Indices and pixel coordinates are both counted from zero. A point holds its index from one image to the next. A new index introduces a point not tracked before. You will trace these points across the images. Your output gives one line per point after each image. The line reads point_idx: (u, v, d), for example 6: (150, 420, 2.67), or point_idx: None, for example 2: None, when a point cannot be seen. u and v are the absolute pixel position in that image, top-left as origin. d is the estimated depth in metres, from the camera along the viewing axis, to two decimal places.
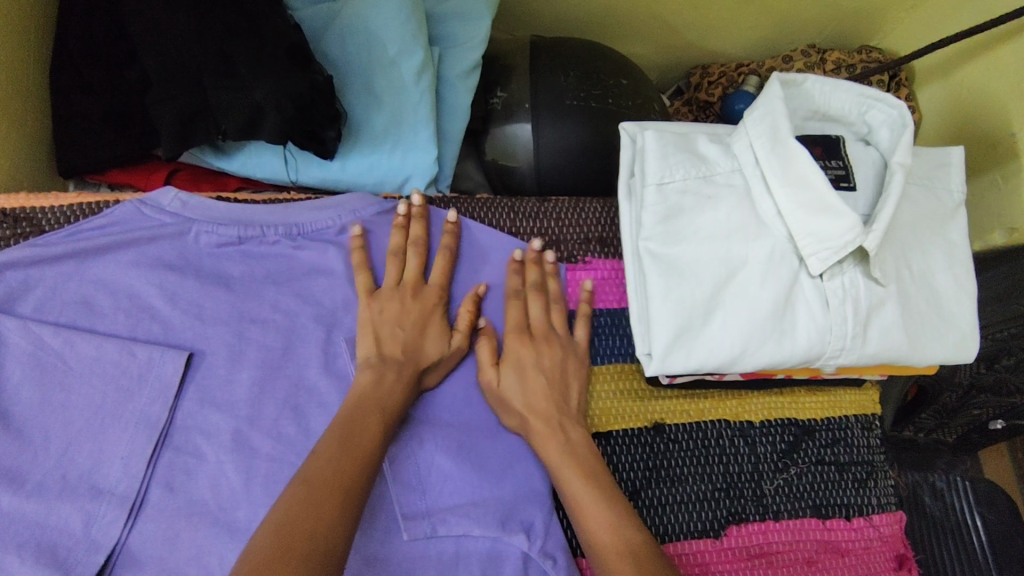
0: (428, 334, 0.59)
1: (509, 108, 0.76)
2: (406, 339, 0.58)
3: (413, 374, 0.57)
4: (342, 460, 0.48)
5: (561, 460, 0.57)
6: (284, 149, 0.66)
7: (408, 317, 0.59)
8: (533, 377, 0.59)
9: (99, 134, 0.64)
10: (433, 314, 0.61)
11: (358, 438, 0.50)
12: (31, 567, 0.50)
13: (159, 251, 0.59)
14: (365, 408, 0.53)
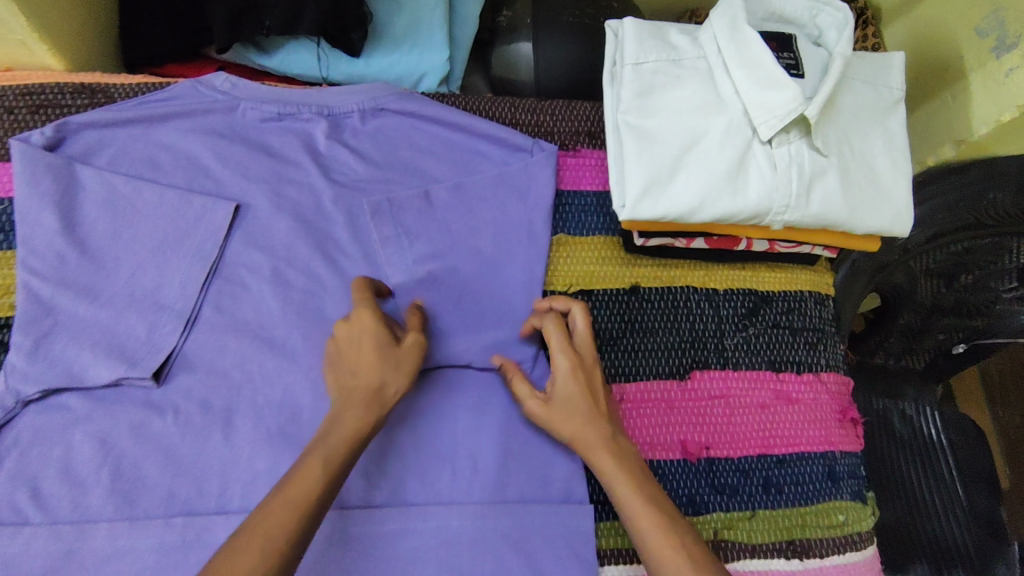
0: (366, 346, 0.58)
1: (513, 24, 0.86)
2: (348, 357, 0.59)
3: (365, 392, 0.57)
4: (280, 506, 0.50)
5: (617, 476, 0.59)
6: (317, 47, 0.78)
7: (355, 340, 0.59)
8: (580, 392, 0.62)
9: (159, 28, 0.76)
10: (374, 328, 0.59)
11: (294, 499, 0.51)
12: (105, 359, 0.61)
13: (212, 121, 0.70)
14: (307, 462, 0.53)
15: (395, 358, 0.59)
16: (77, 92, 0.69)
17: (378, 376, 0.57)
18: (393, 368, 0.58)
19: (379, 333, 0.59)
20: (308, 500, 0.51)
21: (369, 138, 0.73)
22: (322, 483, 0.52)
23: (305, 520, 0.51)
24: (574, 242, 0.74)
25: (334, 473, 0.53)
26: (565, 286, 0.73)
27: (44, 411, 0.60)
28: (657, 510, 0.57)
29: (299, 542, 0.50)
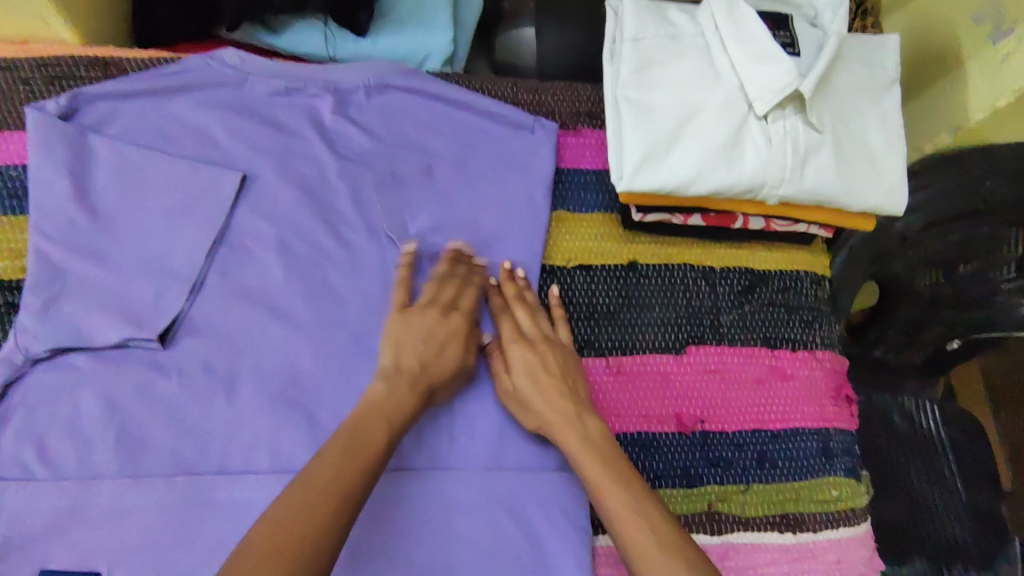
0: (447, 351, 0.64)
1: (516, 10, 0.88)
2: (422, 355, 0.62)
3: (422, 391, 0.61)
4: (343, 462, 0.53)
5: (586, 457, 0.59)
6: (324, 27, 0.80)
7: (444, 341, 0.64)
8: (544, 380, 0.64)
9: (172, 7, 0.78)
10: (456, 335, 0.65)
11: (360, 449, 0.54)
12: (112, 320, 0.63)
13: (221, 95, 0.72)
14: (369, 424, 0.56)
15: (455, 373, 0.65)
16: (92, 66, 0.71)
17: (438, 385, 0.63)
18: (446, 386, 0.65)
19: (463, 341, 0.66)
20: (372, 451, 0.55)
21: (374, 114, 0.75)
22: (384, 446, 0.56)
23: (366, 472, 0.53)
24: (573, 219, 0.75)
25: (393, 438, 0.57)
26: (564, 260, 0.73)
27: (52, 371, 0.62)
28: (625, 491, 0.56)
29: (365, 492, 0.53)
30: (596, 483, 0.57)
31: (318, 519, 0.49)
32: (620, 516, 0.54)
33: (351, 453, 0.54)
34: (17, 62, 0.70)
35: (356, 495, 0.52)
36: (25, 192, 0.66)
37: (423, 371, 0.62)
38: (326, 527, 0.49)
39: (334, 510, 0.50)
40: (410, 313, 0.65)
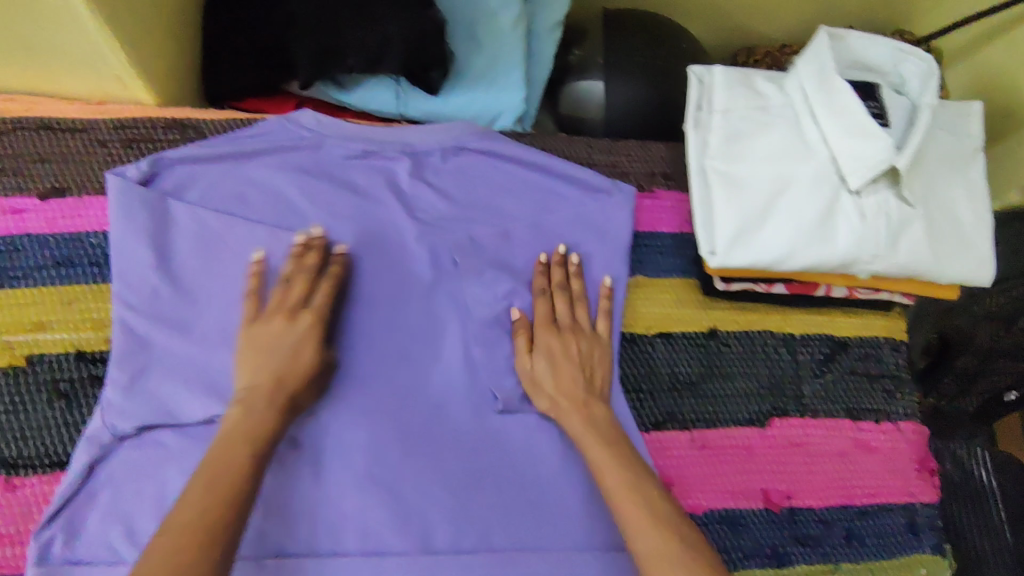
0: (296, 358, 0.61)
1: (584, 64, 0.86)
2: (280, 368, 0.60)
3: (285, 405, 0.59)
4: (212, 500, 0.51)
5: (590, 441, 0.62)
6: (396, 84, 0.79)
7: (291, 351, 0.61)
8: (563, 365, 0.66)
9: (245, 65, 0.77)
10: (306, 334, 0.62)
11: (222, 479, 0.52)
12: (198, 396, 0.62)
13: (298, 158, 0.71)
14: (232, 446, 0.55)
15: (313, 374, 0.62)
16: (169, 128, 0.70)
17: (296, 390, 0.61)
18: (305, 387, 0.62)
19: (309, 342, 0.62)
20: (234, 476, 0.53)
21: (450, 176, 0.74)
22: (248, 466, 0.54)
23: (240, 503, 0.52)
24: (653, 284, 0.74)
25: (257, 457, 0.55)
26: (644, 328, 0.72)
27: (138, 448, 0.61)
28: (621, 467, 0.59)
29: (235, 524, 0.51)
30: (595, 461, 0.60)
31: (197, 560, 0.47)
32: (618, 491, 0.57)
33: (199, 478, 0.52)
34: (92, 124, 0.69)
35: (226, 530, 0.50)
36: (108, 260, 0.66)
37: (286, 380, 0.60)
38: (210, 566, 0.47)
39: (212, 549, 0.48)
40: (264, 321, 0.62)
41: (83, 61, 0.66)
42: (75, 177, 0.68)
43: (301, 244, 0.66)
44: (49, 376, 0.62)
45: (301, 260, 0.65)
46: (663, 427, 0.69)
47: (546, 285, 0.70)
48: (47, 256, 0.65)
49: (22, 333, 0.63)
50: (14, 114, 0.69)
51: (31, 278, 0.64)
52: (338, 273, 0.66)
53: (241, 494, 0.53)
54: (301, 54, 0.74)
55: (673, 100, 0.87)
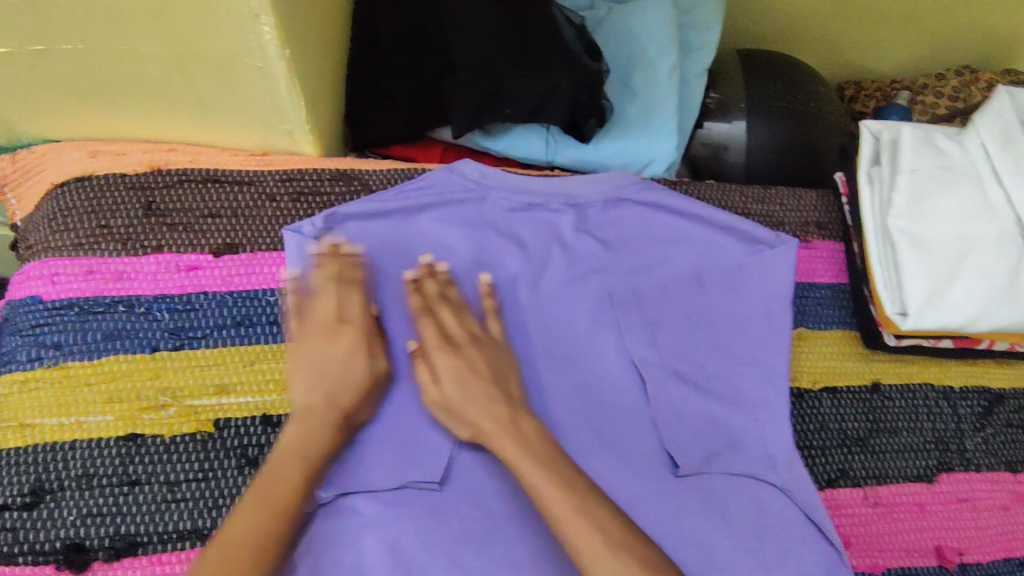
0: (348, 368, 0.60)
1: (725, 107, 0.86)
2: (437, 389, 0.61)
3: (337, 420, 0.59)
4: (260, 516, 0.52)
5: (530, 466, 0.56)
6: (546, 131, 0.78)
7: (340, 363, 0.61)
8: (473, 382, 0.61)
9: (397, 111, 0.77)
10: (354, 349, 0.61)
11: (273, 493, 0.54)
12: None
13: (464, 211, 0.71)
14: (289, 464, 0.56)
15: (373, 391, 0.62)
16: (335, 180, 0.70)
17: (354, 411, 0.60)
18: (369, 402, 0.62)
19: (365, 361, 0.62)
20: (288, 493, 0.54)
21: (614, 227, 0.73)
22: (301, 480, 0.55)
23: (275, 526, 0.52)
24: (817, 337, 0.73)
25: (311, 474, 0.56)
26: (810, 382, 0.72)
27: (333, 515, 0.60)
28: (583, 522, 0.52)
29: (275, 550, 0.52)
30: (543, 497, 0.54)
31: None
32: (567, 523, 0.52)
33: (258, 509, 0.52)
34: (259, 177, 0.68)
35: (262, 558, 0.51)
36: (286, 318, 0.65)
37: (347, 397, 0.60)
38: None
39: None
40: (303, 334, 0.61)
41: (260, 117, 0.65)
42: (247, 231, 0.67)
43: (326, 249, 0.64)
44: (237, 441, 0.61)
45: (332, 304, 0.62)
46: (837, 484, 0.70)
47: (423, 304, 0.65)
48: (226, 315, 0.64)
49: (206, 397, 0.61)
50: (181, 166, 0.68)
51: (210, 338, 0.63)
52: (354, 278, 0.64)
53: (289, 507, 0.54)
54: (458, 102, 0.72)
55: (813, 147, 0.87)
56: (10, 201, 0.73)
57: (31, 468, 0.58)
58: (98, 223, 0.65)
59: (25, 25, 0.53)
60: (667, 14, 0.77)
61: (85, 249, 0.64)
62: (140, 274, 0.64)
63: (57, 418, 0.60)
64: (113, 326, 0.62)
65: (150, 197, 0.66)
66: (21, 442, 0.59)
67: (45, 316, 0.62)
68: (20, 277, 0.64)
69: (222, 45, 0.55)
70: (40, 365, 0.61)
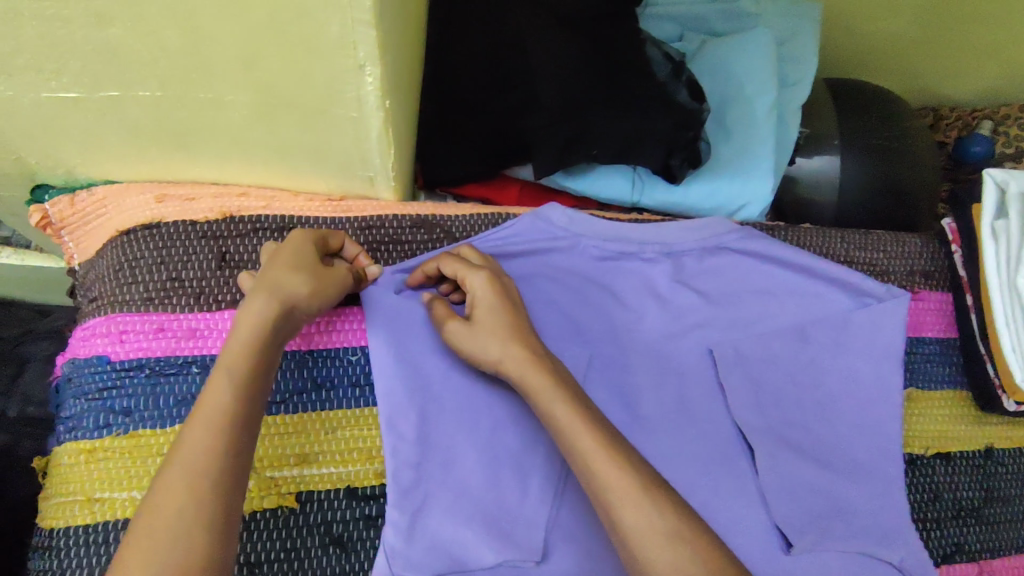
0: (295, 255, 0.54)
1: (816, 142, 0.81)
2: (274, 263, 0.54)
3: (278, 293, 0.52)
4: (211, 408, 0.47)
5: (579, 428, 0.49)
6: (633, 172, 0.73)
7: (276, 248, 0.55)
8: (492, 325, 0.56)
9: (472, 150, 0.71)
10: (308, 243, 0.56)
11: (228, 376, 0.48)
12: (482, 538, 0.56)
13: (555, 260, 0.66)
14: (240, 341, 0.50)
15: (311, 268, 0.54)
16: (417, 227, 0.66)
17: (278, 275, 0.53)
18: (303, 272, 0.54)
19: (299, 241, 0.56)
20: (241, 375, 0.48)
21: (713, 279, 0.68)
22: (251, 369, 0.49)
23: (230, 435, 0.46)
24: (927, 398, 0.69)
25: (261, 363, 0.50)
26: (923, 448, 0.67)
27: None
28: (612, 454, 0.47)
29: (230, 466, 0.45)
30: (588, 461, 0.47)
31: (173, 513, 0.42)
32: (615, 486, 0.46)
33: (194, 421, 0.46)
34: (336, 225, 0.64)
35: (218, 475, 0.44)
36: (368, 380, 0.61)
37: (274, 268, 0.53)
38: (175, 515, 0.42)
39: (190, 497, 0.43)
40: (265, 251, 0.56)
41: (342, 164, 0.60)
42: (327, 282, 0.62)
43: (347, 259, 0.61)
44: (321, 517, 0.57)
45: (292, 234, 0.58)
46: (953, 560, 0.65)
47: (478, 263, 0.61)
48: (305, 376, 0.59)
49: (287, 468, 0.57)
50: (254, 213, 0.63)
51: (290, 403, 0.58)
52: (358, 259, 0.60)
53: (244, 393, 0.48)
54: (542, 143, 0.67)
55: (910, 186, 0.81)
56: (66, 244, 0.68)
57: (102, 549, 0.54)
58: (169, 276, 0.61)
59: (104, 71, 0.49)
60: (766, 50, 0.73)
61: (155, 303, 0.60)
62: (215, 331, 0.60)
63: (129, 491, 0.55)
64: (187, 390, 0.58)
65: (223, 247, 0.62)
66: (91, 519, 0.54)
67: (113, 378, 0.58)
68: (84, 334, 0.60)
69: (316, 94, 0.50)
70: (109, 432, 0.56)
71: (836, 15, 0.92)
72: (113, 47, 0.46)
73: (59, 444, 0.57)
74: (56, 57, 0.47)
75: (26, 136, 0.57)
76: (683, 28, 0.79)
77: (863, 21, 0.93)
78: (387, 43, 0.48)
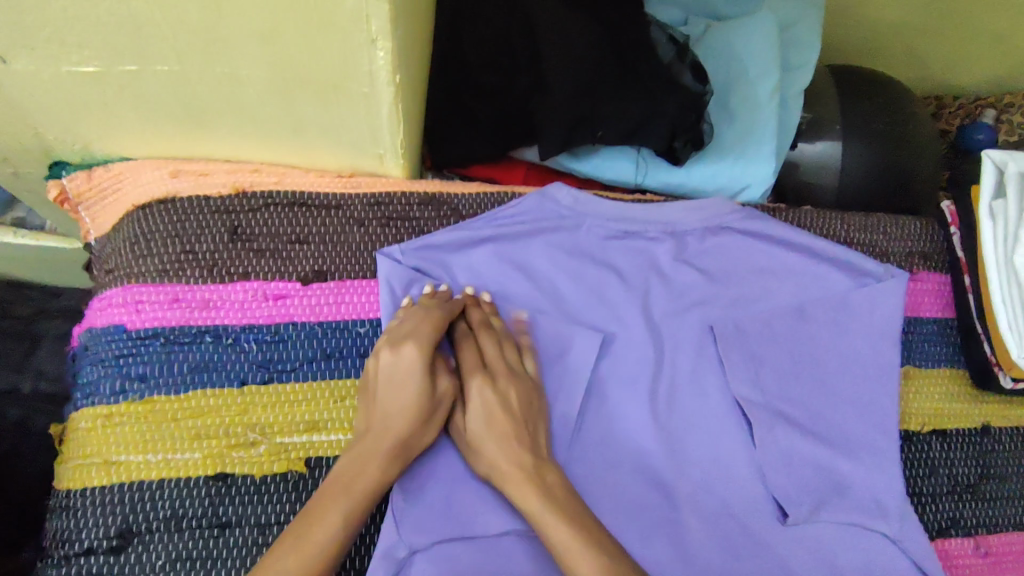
0: (437, 390, 0.58)
1: (818, 127, 0.83)
2: (397, 390, 0.56)
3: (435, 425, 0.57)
4: (375, 451, 0.54)
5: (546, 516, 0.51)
6: (636, 153, 0.74)
7: (405, 345, 0.57)
8: (495, 414, 0.57)
9: (480, 132, 0.73)
10: (434, 360, 0.58)
11: (391, 424, 0.55)
12: (491, 505, 0.58)
13: (560, 239, 0.68)
14: (402, 395, 0.56)
15: (447, 387, 0.58)
16: (424, 205, 0.67)
17: (437, 424, 0.57)
18: (444, 407, 0.58)
19: (435, 352, 0.58)
20: (410, 429, 0.55)
21: (715, 259, 0.69)
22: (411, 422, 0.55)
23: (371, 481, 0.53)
24: (924, 376, 0.70)
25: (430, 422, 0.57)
26: (918, 425, 0.68)
27: (432, 564, 0.55)
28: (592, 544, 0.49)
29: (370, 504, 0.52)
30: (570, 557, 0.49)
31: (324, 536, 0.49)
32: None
33: (360, 458, 0.53)
34: (346, 201, 0.66)
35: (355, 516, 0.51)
36: None
37: (434, 423, 0.57)
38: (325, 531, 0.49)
39: (341, 522, 0.50)
40: (394, 333, 0.58)
41: (353, 141, 0.62)
42: (337, 258, 0.64)
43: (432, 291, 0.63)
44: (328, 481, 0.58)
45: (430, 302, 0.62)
46: (948, 534, 0.66)
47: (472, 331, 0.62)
48: (315, 346, 0.61)
49: (297, 434, 0.59)
50: (266, 189, 0.65)
51: (300, 372, 0.60)
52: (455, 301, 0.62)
53: (406, 446, 0.55)
54: (550, 123, 0.68)
55: (910, 170, 0.82)
56: (83, 221, 0.69)
57: (116, 508, 0.55)
58: (183, 248, 0.62)
59: (124, 43, 0.50)
60: (771, 34, 0.75)
61: (169, 275, 0.62)
62: (227, 303, 0.61)
63: (143, 454, 0.57)
64: (200, 358, 0.59)
65: (236, 221, 0.63)
66: (105, 481, 0.56)
67: (129, 346, 0.59)
68: (101, 304, 0.62)
69: (331, 69, 0.52)
70: (124, 399, 0.58)
71: (839, 4, 0.94)
72: (134, 19, 0.47)
73: (77, 410, 0.59)
74: (79, 29, 0.49)
75: (45, 110, 0.59)
76: (687, 12, 0.80)
77: (869, 9, 0.94)
78: (399, 21, 0.50)
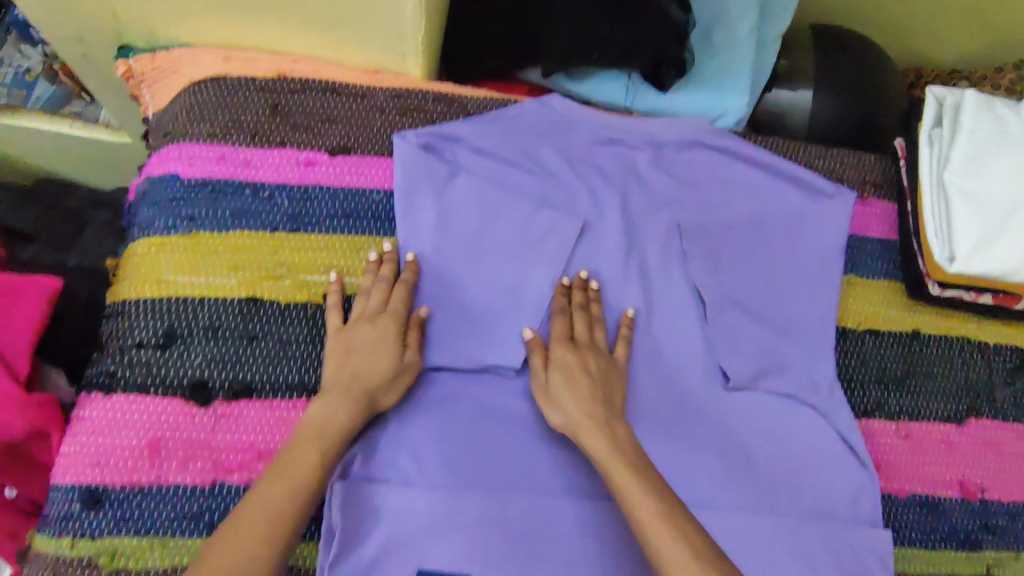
0: (377, 351, 0.63)
1: (794, 72, 0.93)
2: (355, 364, 0.62)
3: (361, 395, 0.61)
4: (306, 451, 0.57)
5: (614, 464, 0.57)
6: (627, 78, 0.84)
7: (359, 333, 0.64)
8: (579, 380, 0.64)
9: (491, 48, 0.83)
10: (387, 330, 0.65)
11: (318, 427, 0.59)
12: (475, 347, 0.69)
13: (552, 139, 0.78)
14: (332, 415, 0.60)
15: (387, 343, 0.64)
16: (438, 100, 0.78)
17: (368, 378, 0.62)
18: (389, 358, 0.63)
19: (390, 329, 0.65)
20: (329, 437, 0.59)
21: (689, 168, 0.80)
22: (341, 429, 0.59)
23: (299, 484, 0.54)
24: (864, 284, 0.80)
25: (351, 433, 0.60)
26: (855, 323, 0.78)
27: (422, 387, 0.68)
28: (659, 491, 0.55)
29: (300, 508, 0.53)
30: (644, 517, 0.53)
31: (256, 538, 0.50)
32: (653, 523, 0.52)
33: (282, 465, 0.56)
34: (371, 91, 0.76)
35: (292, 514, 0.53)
36: (388, 216, 0.73)
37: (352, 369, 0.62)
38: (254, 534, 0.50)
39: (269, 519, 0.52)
40: (350, 328, 0.65)
41: (382, 37, 0.73)
42: (360, 137, 0.75)
43: (377, 258, 0.69)
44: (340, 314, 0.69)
45: (379, 272, 0.69)
46: (872, 416, 0.76)
47: (565, 307, 0.70)
48: (337, 207, 0.72)
49: (318, 274, 0.70)
50: (304, 77, 0.76)
51: (323, 225, 0.71)
52: (410, 279, 0.68)
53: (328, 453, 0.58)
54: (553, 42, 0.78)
55: (873, 115, 0.92)
56: (143, 96, 0.80)
57: (165, 317, 0.66)
58: (231, 118, 0.73)
59: None
60: None
61: (217, 137, 0.72)
62: (264, 164, 0.72)
63: (188, 278, 0.67)
64: (240, 206, 0.70)
65: (277, 99, 0.74)
66: (155, 295, 0.66)
67: (181, 191, 0.70)
68: (159, 158, 0.73)
69: None
70: (174, 233, 0.69)
71: None
72: None
73: (135, 240, 0.70)
74: None
75: None
76: None
77: None
78: None
